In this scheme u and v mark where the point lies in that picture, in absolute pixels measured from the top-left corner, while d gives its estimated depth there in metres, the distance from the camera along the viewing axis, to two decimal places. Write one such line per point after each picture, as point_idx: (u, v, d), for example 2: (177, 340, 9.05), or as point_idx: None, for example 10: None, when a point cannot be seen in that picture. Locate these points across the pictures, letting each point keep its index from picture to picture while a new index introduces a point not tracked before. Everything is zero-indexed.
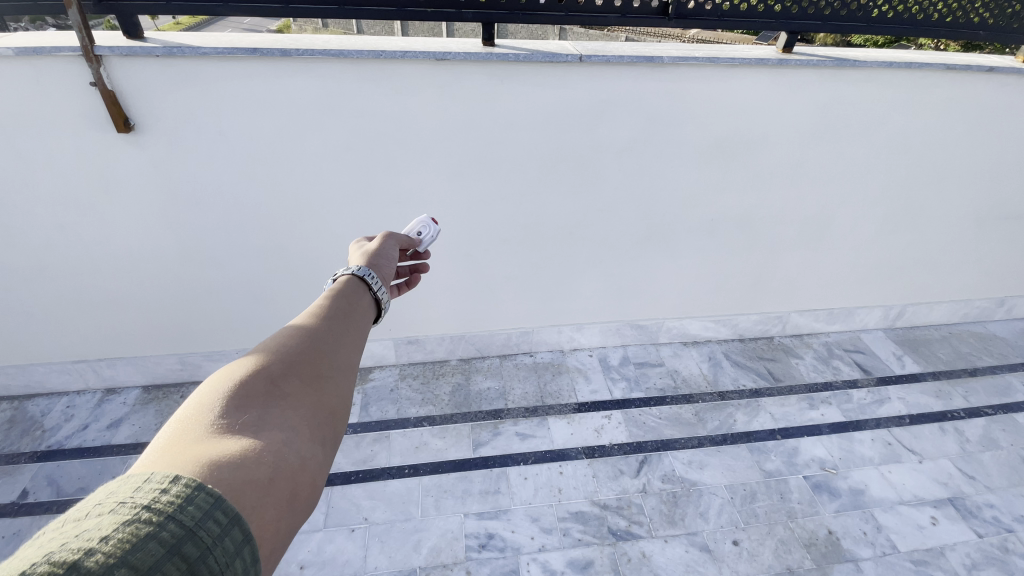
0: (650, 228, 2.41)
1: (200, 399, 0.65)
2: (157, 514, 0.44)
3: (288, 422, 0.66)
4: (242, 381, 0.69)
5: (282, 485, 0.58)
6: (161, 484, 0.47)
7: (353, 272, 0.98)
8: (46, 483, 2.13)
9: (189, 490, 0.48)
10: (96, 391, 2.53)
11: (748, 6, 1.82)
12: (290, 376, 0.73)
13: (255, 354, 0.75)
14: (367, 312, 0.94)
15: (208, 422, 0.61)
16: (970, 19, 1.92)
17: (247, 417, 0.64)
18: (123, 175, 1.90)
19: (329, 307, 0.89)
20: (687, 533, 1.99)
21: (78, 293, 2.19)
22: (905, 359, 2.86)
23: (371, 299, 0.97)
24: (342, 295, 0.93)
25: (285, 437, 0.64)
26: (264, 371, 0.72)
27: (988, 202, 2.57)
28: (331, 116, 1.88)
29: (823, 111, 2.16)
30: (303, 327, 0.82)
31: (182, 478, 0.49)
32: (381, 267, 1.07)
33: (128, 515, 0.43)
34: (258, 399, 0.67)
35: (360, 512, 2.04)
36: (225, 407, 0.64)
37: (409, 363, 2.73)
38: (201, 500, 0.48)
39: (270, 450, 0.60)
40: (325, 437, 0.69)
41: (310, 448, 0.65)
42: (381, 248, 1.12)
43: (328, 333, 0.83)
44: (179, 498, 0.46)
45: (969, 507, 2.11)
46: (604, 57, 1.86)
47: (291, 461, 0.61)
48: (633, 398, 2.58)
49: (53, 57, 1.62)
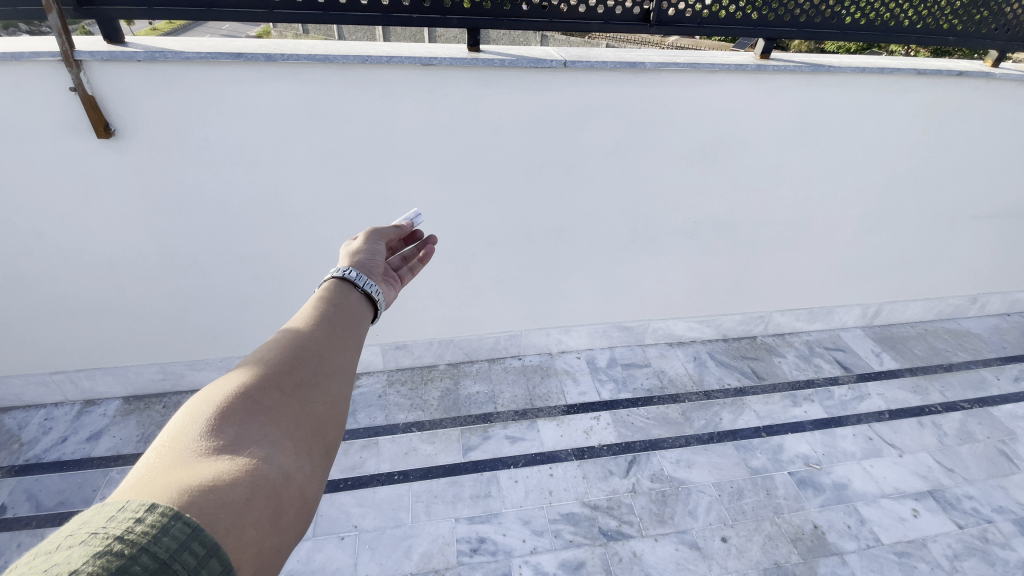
0: (635, 231, 2.44)
1: (177, 422, 0.64)
2: (129, 546, 0.44)
3: (269, 436, 0.66)
4: (221, 400, 0.68)
5: (263, 503, 0.57)
6: (136, 513, 0.47)
7: (337, 273, 0.98)
8: (24, 498, 2.07)
9: (165, 520, 0.47)
10: (75, 403, 2.47)
11: (726, 13, 1.87)
12: (272, 388, 0.73)
13: (236, 370, 0.74)
14: (355, 315, 0.93)
15: (187, 446, 0.60)
16: (937, 26, 2.00)
17: (228, 435, 0.63)
18: (103, 181, 1.86)
19: (316, 315, 0.88)
20: (676, 532, 2.01)
21: (57, 303, 2.14)
22: (883, 356, 2.94)
23: (361, 295, 0.97)
24: (327, 301, 0.92)
25: (267, 453, 0.63)
26: (244, 386, 0.71)
27: (959, 202, 2.66)
28: (316, 121, 1.88)
29: (801, 115, 2.21)
30: (286, 337, 0.82)
31: (159, 507, 0.48)
32: (364, 262, 1.07)
33: (99, 547, 0.43)
34: (237, 416, 0.66)
35: (349, 520, 2.02)
36: (202, 428, 0.63)
37: (397, 369, 2.71)
38: (177, 531, 0.47)
39: (250, 468, 0.60)
40: (310, 448, 0.68)
41: (294, 461, 0.65)
42: (357, 244, 1.12)
43: (311, 341, 0.82)
44: (154, 528, 0.46)
45: (948, 499, 2.17)
46: (588, 62, 1.90)
47: (273, 476, 0.61)
48: (621, 398, 2.60)
49: (30, 61, 1.59)
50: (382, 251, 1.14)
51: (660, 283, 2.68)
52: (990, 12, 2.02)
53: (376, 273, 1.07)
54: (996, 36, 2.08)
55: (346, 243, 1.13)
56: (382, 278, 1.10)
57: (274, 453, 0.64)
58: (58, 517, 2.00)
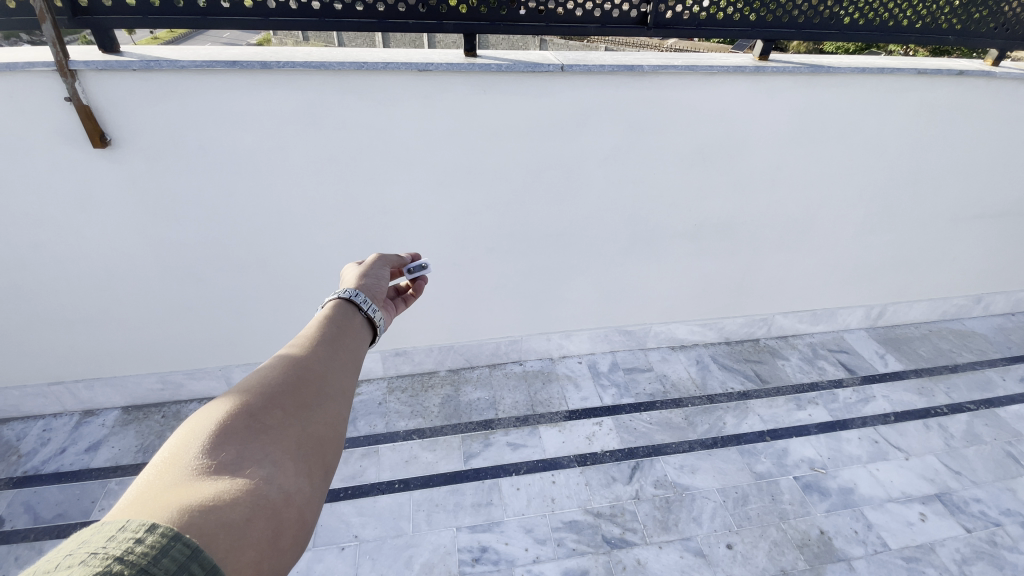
0: (635, 235, 2.42)
1: (176, 440, 0.63)
2: (129, 567, 0.41)
3: (270, 457, 0.64)
4: (220, 417, 0.66)
5: (263, 525, 0.56)
6: (136, 533, 0.45)
7: (341, 295, 0.96)
8: (22, 510, 2.05)
9: (164, 541, 0.45)
10: (74, 414, 2.46)
11: (724, 15, 1.86)
12: (273, 407, 0.71)
13: (237, 388, 0.73)
14: (355, 336, 0.90)
15: (186, 464, 0.59)
16: (937, 25, 1.98)
17: (228, 454, 0.62)
18: (99, 191, 1.85)
19: (317, 334, 0.87)
20: (681, 539, 1.98)
21: (54, 313, 2.13)
22: (887, 358, 2.91)
23: (363, 319, 0.95)
24: (329, 321, 0.90)
25: (267, 473, 0.61)
26: (245, 404, 0.70)
27: (962, 202, 2.64)
28: (313, 128, 1.86)
29: (801, 117, 2.20)
30: (289, 357, 0.80)
31: (159, 527, 0.47)
32: (369, 285, 1.05)
33: (99, 567, 0.40)
34: (237, 434, 0.65)
35: (349, 530, 2.00)
36: (201, 448, 0.61)
37: (398, 376, 2.70)
38: (178, 552, 0.45)
39: (249, 488, 0.58)
40: (310, 469, 0.67)
41: (295, 482, 0.63)
42: (362, 266, 1.10)
43: (313, 361, 0.81)
44: (153, 550, 0.44)
45: (956, 502, 2.14)
46: (585, 66, 1.88)
47: (273, 496, 0.59)
48: (623, 403, 2.58)
49: (25, 72, 1.58)
50: (387, 275, 1.12)
51: (661, 286, 2.66)
52: (989, 11, 2.01)
53: (381, 296, 1.04)
54: (996, 35, 2.07)
55: (353, 263, 1.12)
56: (385, 304, 1.07)
57: (274, 473, 0.62)
58: (56, 530, 1.98)
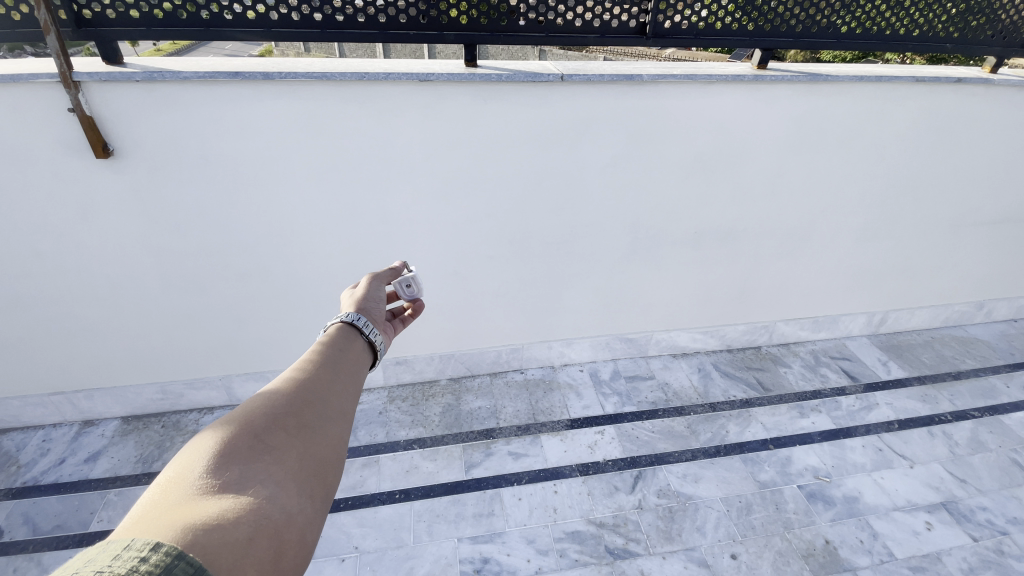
0: (636, 243, 2.43)
1: (181, 459, 0.63)
2: None
3: (274, 477, 0.63)
4: (225, 437, 0.66)
5: (265, 545, 0.55)
6: (141, 552, 0.44)
7: (343, 318, 0.96)
8: (21, 522, 2.03)
9: (168, 559, 0.45)
10: (74, 424, 2.45)
11: (722, 25, 1.88)
12: (276, 428, 0.71)
13: (241, 409, 0.73)
14: (356, 361, 0.90)
15: (191, 483, 0.58)
16: (934, 33, 2.00)
17: (232, 473, 0.62)
18: (102, 201, 1.86)
19: (319, 356, 0.87)
20: (685, 549, 1.96)
21: (54, 323, 2.12)
22: (891, 365, 2.90)
23: (365, 343, 0.95)
24: (331, 345, 0.90)
25: (270, 492, 0.61)
26: (249, 425, 0.70)
27: (962, 209, 2.65)
28: (315, 138, 1.87)
29: (800, 125, 2.21)
30: (292, 379, 0.80)
31: (163, 546, 0.46)
32: (369, 307, 1.05)
33: None
34: (241, 455, 0.65)
35: (350, 540, 1.98)
36: (204, 468, 0.61)
37: (398, 385, 2.69)
38: (181, 570, 0.45)
39: (252, 509, 0.57)
40: (313, 489, 0.66)
41: (298, 502, 0.62)
42: (360, 288, 1.10)
43: (315, 383, 0.81)
44: (159, 567, 0.43)
45: (962, 510, 2.12)
46: (585, 75, 1.89)
47: (276, 516, 0.58)
48: (625, 412, 2.57)
49: (29, 84, 1.59)
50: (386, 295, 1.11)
51: (661, 294, 2.66)
52: (987, 19, 2.02)
53: (381, 319, 1.04)
54: (993, 42, 2.08)
55: (349, 287, 1.11)
56: (385, 325, 1.07)
57: (276, 493, 0.61)
58: (54, 541, 1.97)
